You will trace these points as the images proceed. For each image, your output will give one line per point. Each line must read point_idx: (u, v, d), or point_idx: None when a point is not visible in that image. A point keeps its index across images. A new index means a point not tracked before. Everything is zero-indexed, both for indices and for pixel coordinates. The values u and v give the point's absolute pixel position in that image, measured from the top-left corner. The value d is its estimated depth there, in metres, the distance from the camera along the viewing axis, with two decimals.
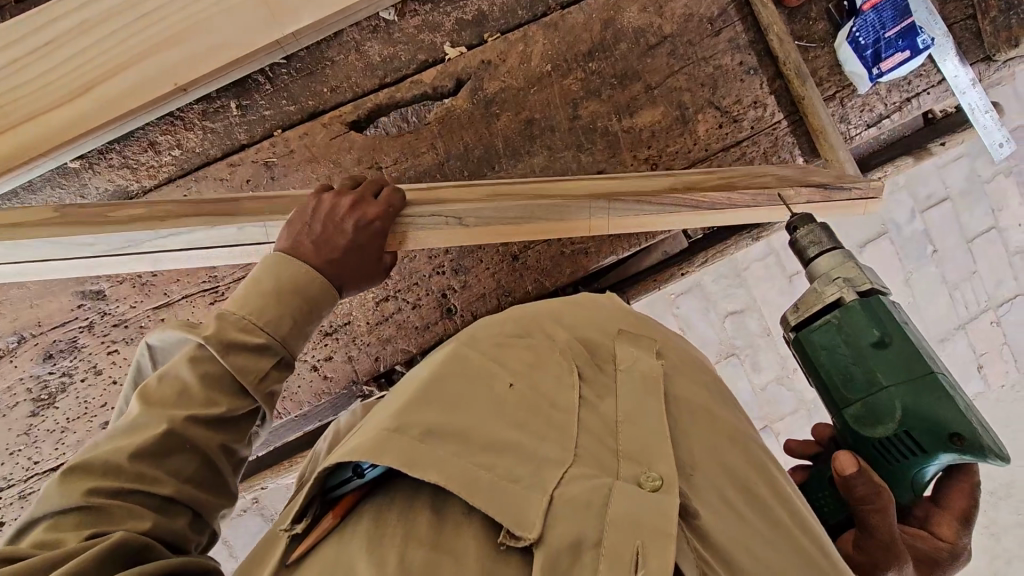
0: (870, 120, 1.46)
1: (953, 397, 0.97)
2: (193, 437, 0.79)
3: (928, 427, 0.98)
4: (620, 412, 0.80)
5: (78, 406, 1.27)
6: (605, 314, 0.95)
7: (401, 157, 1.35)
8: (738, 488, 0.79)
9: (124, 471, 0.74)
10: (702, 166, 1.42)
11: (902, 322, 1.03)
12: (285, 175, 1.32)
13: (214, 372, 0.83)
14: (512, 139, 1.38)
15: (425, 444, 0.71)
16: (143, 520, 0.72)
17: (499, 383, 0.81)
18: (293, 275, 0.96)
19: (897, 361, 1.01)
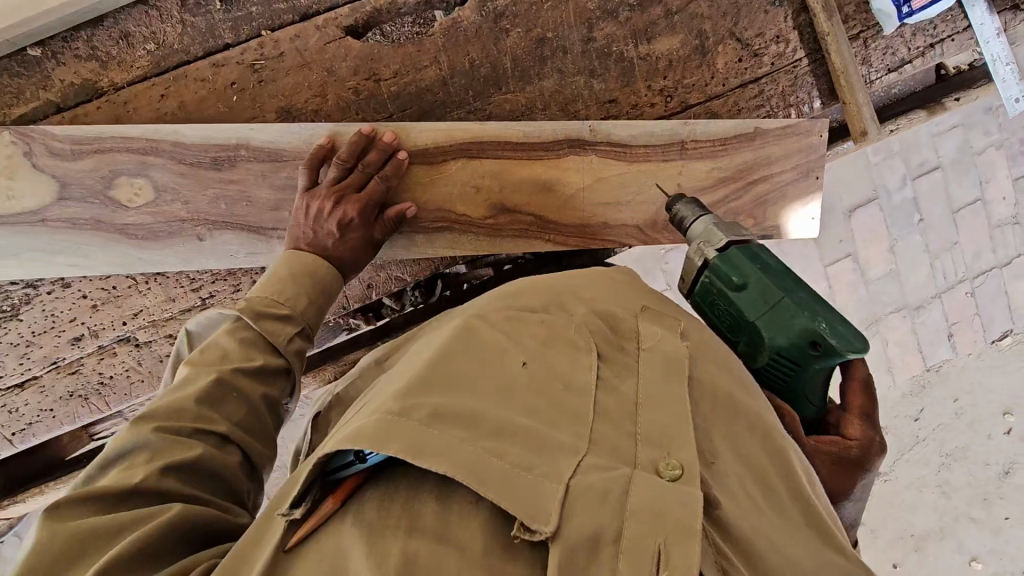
0: (891, 64, 1.40)
1: (802, 313, 0.89)
2: (241, 385, 0.87)
3: (792, 347, 0.90)
4: (639, 395, 0.75)
5: (45, 320, 1.17)
6: (625, 287, 0.89)
7: (401, 71, 1.25)
8: (764, 480, 0.74)
9: (186, 413, 0.82)
10: (718, 103, 1.35)
11: (750, 256, 0.96)
12: (274, 79, 1.21)
13: (249, 338, 0.92)
14: (521, 59, 1.29)
15: (432, 429, 0.67)
16: (194, 451, 0.79)
17: (511, 363, 0.77)
18: (304, 265, 1.01)
19: (754, 299, 0.93)
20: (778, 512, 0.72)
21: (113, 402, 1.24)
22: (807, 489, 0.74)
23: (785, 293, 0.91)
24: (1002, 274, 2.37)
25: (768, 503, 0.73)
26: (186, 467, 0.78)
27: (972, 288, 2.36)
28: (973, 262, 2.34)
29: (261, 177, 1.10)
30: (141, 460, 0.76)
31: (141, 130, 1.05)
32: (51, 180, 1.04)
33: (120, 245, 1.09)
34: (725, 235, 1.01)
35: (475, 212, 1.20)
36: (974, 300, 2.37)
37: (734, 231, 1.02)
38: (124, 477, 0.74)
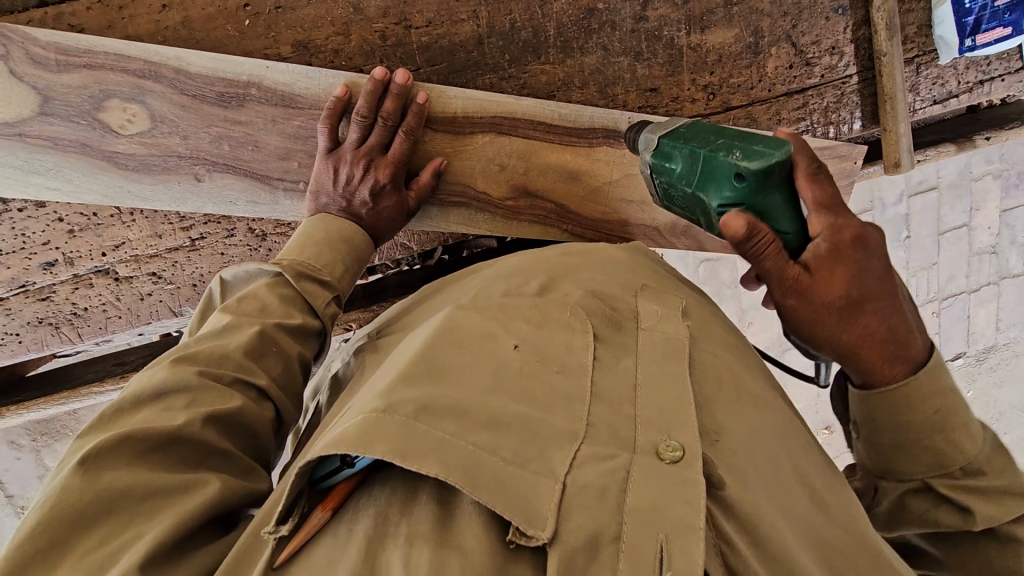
0: (938, 95, 1.36)
1: (717, 154, 0.86)
2: (281, 343, 0.90)
3: (725, 192, 0.85)
4: (639, 376, 0.73)
5: (15, 239, 1.07)
6: (623, 271, 0.92)
7: (435, 21, 1.13)
8: (770, 459, 0.73)
9: (229, 359, 0.84)
10: (760, 108, 1.29)
11: (674, 138, 0.96)
12: (293, 8, 1.08)
13: (289, 294, 0.95)
14: (565, 29, 1.19)
15: (420, 424, 0.63)
16: (237, 400, 0.81)
17: (502, 345, 0.74)
18: (341, 233, 1.00)
19: (687, 173, 0.92)
20: (782, 491, 0.72)
21: (85, 335, 1.16)
22: (805, 472, 0.76)
23: (703, 149, 0.89)
24: (969, 300, 2.41)
25: (774, 482, 0.72)
26: (225, 418, 0.80)
27: (939, 308, 2.41)
28: (944, 283, 2.38)
29: (271, 122, 1.01)
30: (179, 403, 0.77)
31: (140, 49, 0.94)
32: (33, 91, 0.92)
33: (106, 172, 0.99)
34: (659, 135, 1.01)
35: (494, 191, 1.14)
36: (939, 320, 2.41)
37: (669, 125, 1.02)
38: (163, 419, 0.75)
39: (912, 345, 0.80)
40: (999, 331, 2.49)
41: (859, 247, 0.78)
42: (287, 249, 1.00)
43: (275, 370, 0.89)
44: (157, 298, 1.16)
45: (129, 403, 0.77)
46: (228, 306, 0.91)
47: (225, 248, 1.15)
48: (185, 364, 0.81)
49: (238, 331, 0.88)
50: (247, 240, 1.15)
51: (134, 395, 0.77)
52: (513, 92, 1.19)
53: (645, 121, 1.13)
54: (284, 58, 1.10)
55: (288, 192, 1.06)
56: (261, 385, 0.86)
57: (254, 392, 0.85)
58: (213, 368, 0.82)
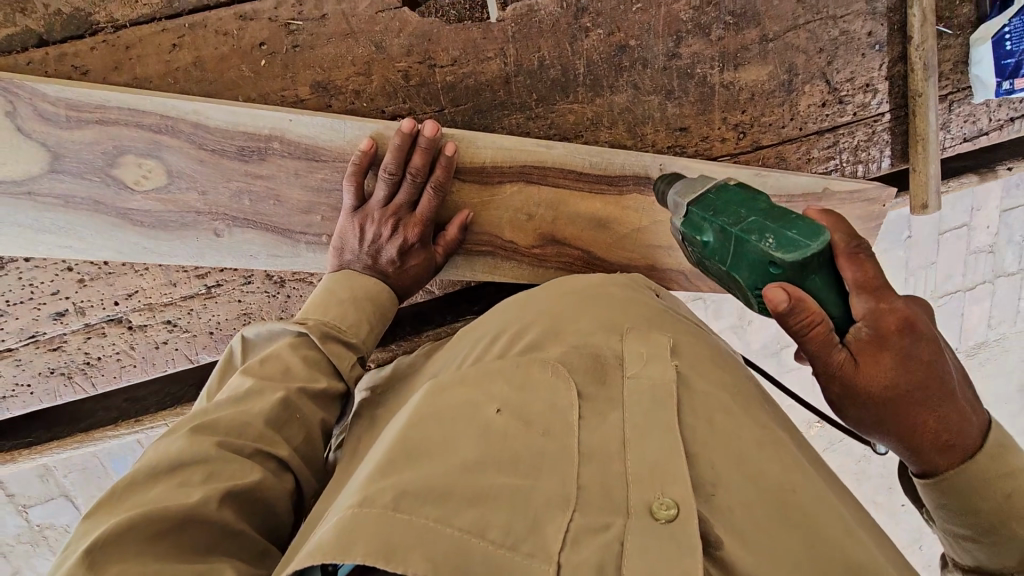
0: (968, 133, 1.33)
1: (749, 239, 0.75)
2: (302, 410, 0.88)
3: (760, 275, 0.75)
4: (626, 430, 0.71)
5: (23, 288, 1.03)
6: (612, 307, 0.88)
7: (461, 59, 1.08)
8: (784, 501, 0.67)
9: (250, 430, 0.82)
10: (790, 147, 1.25)
11: (703, 204, 0.86)
12: (312, 47, 1.02)
13: (314, 357, 0.93)
14: (596, 66, 1.13)
15: (398, 515, 0.61)
16: (256, 474, 0.80)
17: (483, 411, 0.72)
18: (367, 291, 0.98)
19: (718, 247, 0.81)
20: (809, 533, 0.65)
21: (98, 383, 1.12)
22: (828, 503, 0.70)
23: (735, 225, 0.78)
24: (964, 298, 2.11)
25: (793, 526, 0.66)
26: (243, 493, 0.77)
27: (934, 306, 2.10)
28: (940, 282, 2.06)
29: (293, 176, 0.97)
30: (196, 478, 0.75)
31: (157, 104, 0.88)
32: (42, 148, 0.87)
33: (121, 229, 0.94)
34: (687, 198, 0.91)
35: (521, 240, 1.11)
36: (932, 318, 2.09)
37: (699, 185, 0.92)
38: (178, 495, 0.72)
39: (972, 420, 0.68)
40: (989, 328, 2.21)
41: (909, 335, 0.68)
42: (305, 306, 0.98)
43: (296, 439, 0.87)
44: (173, 346, 1.12)
45: (142, 478, 0.73)
46: (250, 367, 0.89)
47: (243, 295, 1.11)
48: (204, 435, 0.79)
49: (259, 397, 0.86)
50: (266, 287, 1.12)
51: (148, 468, 0.74)
52: (541, 132, 1.14)
53: (665, 174, 1.08)
54: (301, 101, 1.03)
55: (311, 245, 1.02)
56: (280, 456, 0.84)
57: (272, 462, 0.83)
58: (232, 439, 0.80)
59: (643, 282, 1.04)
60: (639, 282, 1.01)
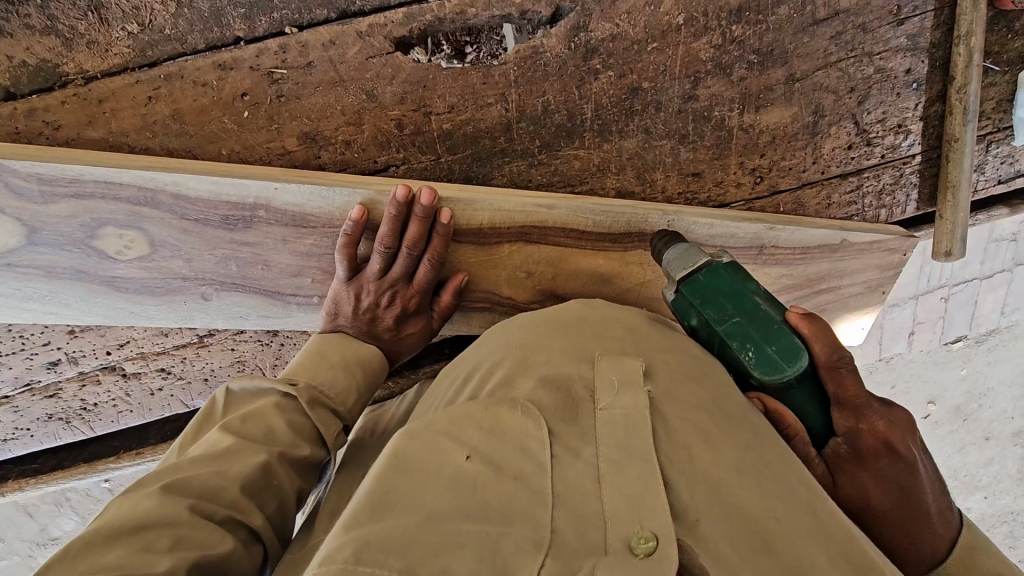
0: (1005, 174, 1.24)
1: (733, 345, 0.83)
2: (280, 478, 0.84)
3: (740, 376, 0.85)
4: (600, 466, 0.69)
5: (14, 340, 1.01)
6: (586, 336, 0.85)
7: (459, 106, 1.00)
8: (765, 532, 0.63)
9: (225, 495, 0.78)
10: (809, 191, 1.18)
11: (696, 288, 0.90)
12: (297, 97, 0.95)
13: (302, 423, 0.89)
14: (605, 110, 1.05)
15: (360, 568, 0.56)
16: (225, 543, 0.74)
17: (453, 455, 0.69)
18: (358, 355, 0.97)
19: (704, 336, 0.88)
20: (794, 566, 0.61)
21: (97, 426, 1.14)
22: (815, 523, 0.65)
23: (721, 324, 0.84)
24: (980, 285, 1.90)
25: (772, 552, 0.62)
26: (211, 566, 0.71)
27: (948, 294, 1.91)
28: (959, 268, 1.85)
29: (280, 242, 0.92)
30: (162, 544, 0.69)
31: (132, 176, 0.83)
32: (15, 223, 0.83)
33: (105, 296, 0.92)
34: (678, 270, 0.94)
35: (520, 296, 1.07)
36: (945, 306, 1.92)
37: (690, 259, 0.94)
38: (144, 562, 0.66)
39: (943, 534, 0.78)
40: (1004, 315, 1.99)
41: (879, 451, 0.79)
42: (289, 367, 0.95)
43: (270, 507, 0.83)
44: (168, 393, 1.12)
45: (104, 537, 0.68)
46: (229, 425, 0.84)
47: (236, 344, 1.10)
48: (175, 495, 0.74)
49: (241, 457, 0.81)
50: (258, 336, 1.09)
51: (113, 528, 0.69)
52: (543, 179, 1.08)
53: (667, 226, 1.06)
54: (288, 153, 0.97)
55: (302, 305, 0.99)
56: (254, 525, 0.79)
57: (243, 532, 0.78)
58: (205, 503, 0.75)
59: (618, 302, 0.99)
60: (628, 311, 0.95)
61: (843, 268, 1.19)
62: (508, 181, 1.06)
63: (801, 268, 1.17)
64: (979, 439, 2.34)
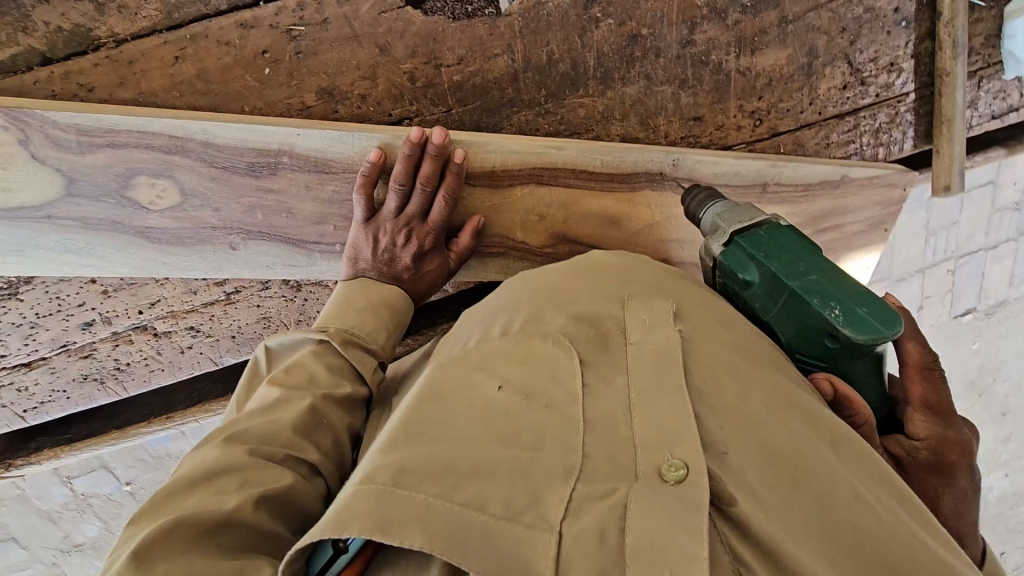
0: (998, 110, 1.28)
1: (811, 299, 0.81)
2: (330, 415, 0.84)
3: (809, 333, 0.82)
4: (631, 396, 0.65)
5: (52, 302, 1.06)
6: (615, 282, 0.81)
7: (467, 57, 1.05)
8: (791, 463, 0.62)
9: (282, 436, 0.78)
10: (808, 132, 1.22)
11: (761, 247, 0.89)
12: (314, 53, 1.00)
13: (338, 364, 0.90)
14: (606, 58, 1.10)
15: (399, 490, 0.56)
16: (288, 477, 0.74)
17: (483, 387, 0.67)
18: (384, 296, 0.98)
19: (766, 292, 0.87)
20: (816, 496, 0.60)
21: (130, 387, 1.18)
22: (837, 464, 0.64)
23: (797, 281, 0.83)
24: (987, 257, 1.96)
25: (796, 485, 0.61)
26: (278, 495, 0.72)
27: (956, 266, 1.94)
28: (965, 240, 1.90)
29: (304, 188, 0.97)
30: (231, 485, 0.70)
31: (164, 125, 0.88)
32: (57, 174, 0.88)
33: (139, 247, 0.96)
34: (733, 226, 0.95)
35: (534, 240, 1.11)
36: (953, 278, 1.95)
37: (744, 216, 0.95)
38: (216, 502, 0.68)
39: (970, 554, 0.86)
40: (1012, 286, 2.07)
41: (951, 462, 0.85)
42: (324, 311, 0.96)
43: (325, 444, 0.83)
44: (197, 350, 1.16)
45: (181, 485, 0.69)
46: (275, 377, 0.85)
47: (262, 300, 1.14)
48: (238, 444, 0.75)
49: (289, 406, 0.82)
50: (283, 291, 1.14)
51: (185, 478, 0.70)
52: (551, 128, 1.12)
53: (696, 185, 1.09)
54: (307, 108, 1.02)
55: (325, 254, 1.03)
56: (313, 460, 0.79)
57: (304, 467, 0.79)
58: (265, 446, 0.76)
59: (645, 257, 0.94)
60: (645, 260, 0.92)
61: (847, 206, 1.23)
62: (517, 130, 1.11)
63: (805, 206, 1.20)
64: (997, 414, 2.32)
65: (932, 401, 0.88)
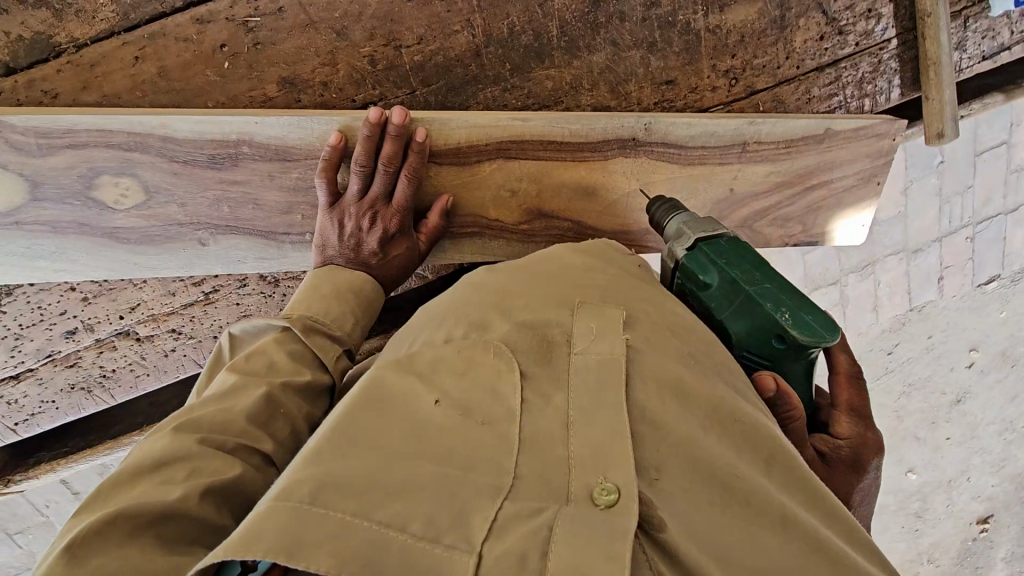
0: (988, 50, 1.22)
1: (765, 304, 0.82)
2: (287, 405, 0.82)
3: (758, 336, 0.84)
4: (569, 414, 0.62)
5: (33, 312, 1.06)
6: (565, 281, 0.77)
7: (426, 36, 1.03)
8: (727, 486, 0.59)
9: (234, 426, 0.76)
10: (787, 89, 1.18)
11: (719, 252, 0.90)
12: (272, 42, 0.99)
13: (300, 352, 0.88)
14: (570, 26, 1.07)
15: (314, 507, 0.51)
16: (235, 470, 0.72)
17: (419, 405, 0.64)
18: (349, 282, 0.97)
19: (720, 296, 0.88)
20: (749, 523, 0.57)
21: (118, 394, 1.18)
22: (772, 489, 0.61)
23: (752, 286, 0.84)
24: (1006, 221, 1.95)
25: (728, 511, 0.58)
26: (225, 489, 0.70)
27: (974, 233, 1.95)
28: (981, 206, 1.91)
29: (267, 177, 0.96)
30: (179, 476, 0.68)
31: (122, 122, 0.88)
32: (21, 180, 0.89)
33: (109, 249, 0.96)
34: (694, 232, 0.95)
35: (507, 217, 1.08)
36: (972, 246, 1.95)
37: (708, 225, 0.95)
38: (159, 492, 0.66)
39: None
40: None
41: (868, 462, 0.88)
42: (291, 303, 0.94)
43: (282, 433, 0.80)
44: (181, 353, 1.16)
45: (127, 475, 0.68)
46: (234, 363, 0.83)
47: (240, 298, 1.13)
48: (188, 432, 0.73)
49: (244, 393, 0.79)
50: (260, 288, 1.13)
51: (132, 467, 0.68)
52: (519, 103, 1.10)
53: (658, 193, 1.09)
54: (270, 99, 1.02)
55: (297, 244, 1.02)
56: (265, 450, 0.77)
57: (257, 458, 0.76)
58: (215, 436, 0.74)
59: (608, 250, 0.88)
60: (606, 250, 0.88)
61: (832, 162, 1.18)
62: (484, 107, 1.09)
63: (789, 164, 1.16)
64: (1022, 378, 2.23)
65: (857, 403, 0.91)
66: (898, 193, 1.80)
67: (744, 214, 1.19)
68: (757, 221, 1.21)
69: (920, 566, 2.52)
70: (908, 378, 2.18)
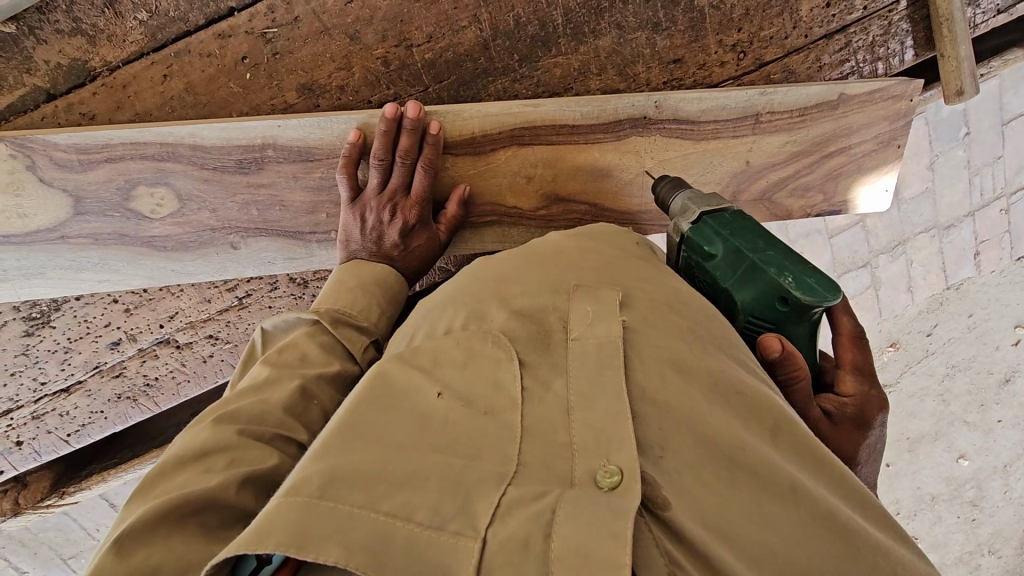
0: (1002, 3, 1.20)
1: (767, 269, 0.82)
2: (319, 395, 0.83)
3: (760, 301, 0.83)
4: (569, 400, 0.61)
5: (80, 326, 1.10)
6: (562, 267, 0.77)
7: (436, 34, 1.07)
8: (732, 463, 0.57)
9: (271, 417, 0.77)
10: (796, 58, 1.17)
11: (722, 224, 0.90)
12: (290, 51, 1.04)
13: (328, 342, 0.89)
14: (574, 13, 1.09)
15: (325, 500, 0.51)
16: (273, 459, 0.73)
17: (424, 397, 0.62)
18: (372, 275, 0.99)
19: (723, 264, 0.87)
20: (757, 498, 0.56)
21: (161, 401, 1.24)
22: (780, 462, 0.59)
23: (754, 252, 0.84)
24: None
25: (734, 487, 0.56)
26: (264, 477, 0.71)
27: (1008, 204, 1.87)
28: (1013, 175, 1.83)
29: (291, 178, 1.00)
30: (219, 464, 0.69)
31: (156, 133, 0.93)
32: (63, 195, 0.94)
33: (148, 257, 1.01)
34: (698, 207, 0.95)
35: (524, 204, 1.10)
36: (1008, 218, 1.88)
37: (712, 200, 0.95)
38: (200, 481, 0.66)
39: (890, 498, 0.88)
40: None
41: (873, 420, 0.87)
42: (319, 297, 0.96)
43: (316, 423, 0.81)
44: (218, 357, 1.21)
45: (171, 465, 0.68)
46: (268, 357, 0.84)
47: (272, 301, 1.17)
48: (227, 424, 0.73)
49: (278, 385, 0.80)
50: (291, 290, 1.17)
51: (177, 456, 0.69)
52: (529, 92, 1.13)
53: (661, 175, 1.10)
54: (291, 105, 1.07)
55: (322, 242, 1.05)
56: (302, 439, 0.78)
57: (294, 449, 0.77)
58: (253, 426, 0.74)
59: (608, 233, 0.89)
60: (613, 233, 0.89)
61: (850, 128, 1.17)
62: (496, 98, 1.12)
63: (804, 132, 1.15)
64: None
65: (863, 362, 0.90)
66: (924, 167, 1.75)
67: (763, 185, 1.18)
68: (777, 192, 1.20)
69: (982, 556, 2.41)
70: (951, 359, 2.11)
